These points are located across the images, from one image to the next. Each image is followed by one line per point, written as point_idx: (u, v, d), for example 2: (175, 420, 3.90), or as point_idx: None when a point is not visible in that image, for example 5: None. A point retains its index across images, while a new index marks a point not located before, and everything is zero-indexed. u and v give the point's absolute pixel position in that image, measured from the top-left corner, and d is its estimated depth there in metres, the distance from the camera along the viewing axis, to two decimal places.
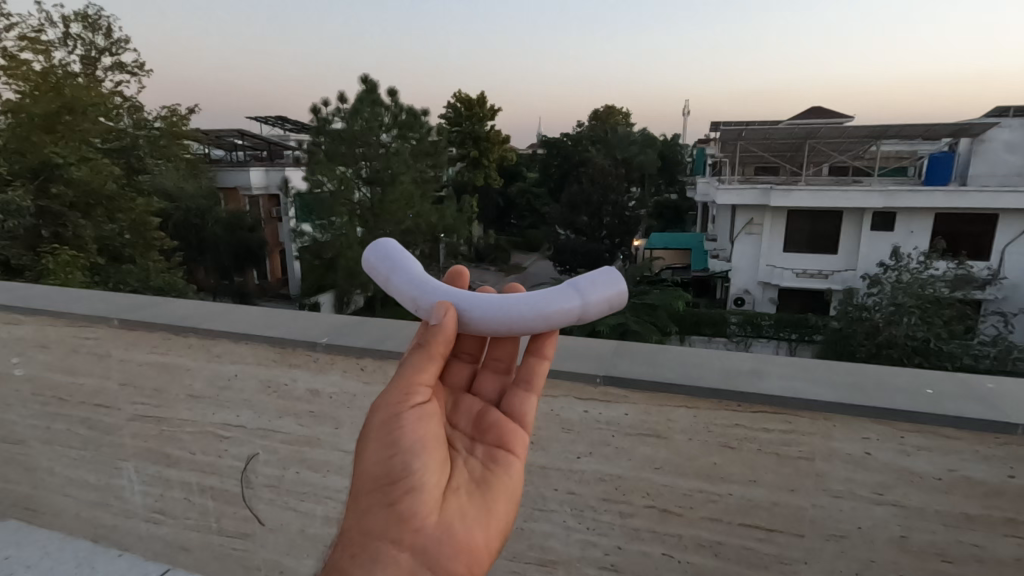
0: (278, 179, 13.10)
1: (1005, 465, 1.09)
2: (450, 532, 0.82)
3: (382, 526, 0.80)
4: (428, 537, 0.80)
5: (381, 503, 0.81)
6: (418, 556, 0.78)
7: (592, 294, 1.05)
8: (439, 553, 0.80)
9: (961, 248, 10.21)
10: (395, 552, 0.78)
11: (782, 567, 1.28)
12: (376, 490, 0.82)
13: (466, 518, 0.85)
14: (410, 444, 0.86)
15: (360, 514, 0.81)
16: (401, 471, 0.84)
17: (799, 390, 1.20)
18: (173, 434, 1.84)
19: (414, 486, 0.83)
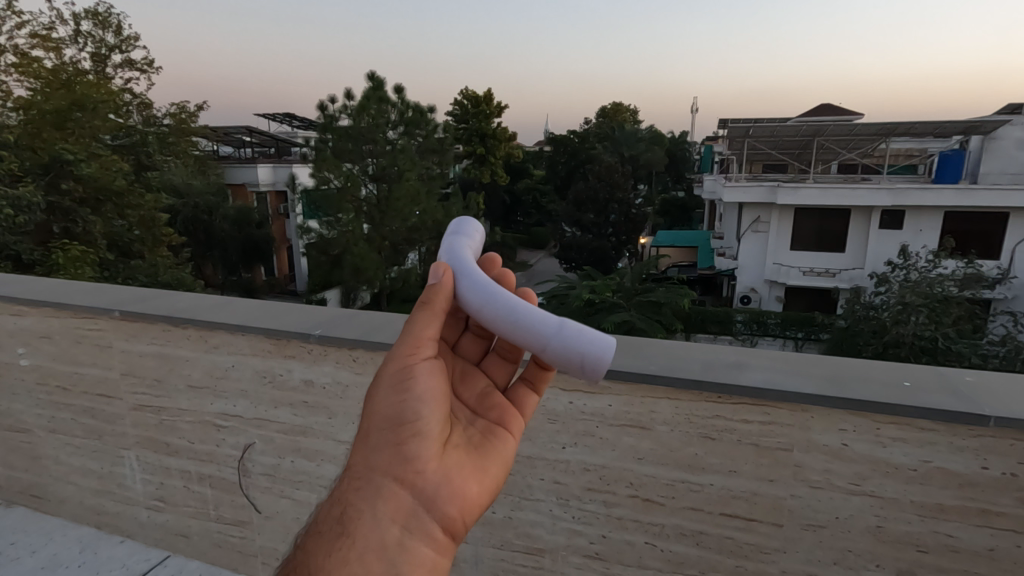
0: (285, 176, 13.19)
1: (979, 456, 1.10)
2: (447, 482, 0.83)
3: (385, 463, 0.81)
4: (428, 483, 0.82)
5: (388, 444, 0.82)
6: (416, 500, 0.80)
7: (565, 337, 0.87)
8: (436, 499, 0.81)
9: (971, 246, 10.12)
10: (395, 493, 0.79)
11: (761, 556, 1.31)
12: (383, 432, 0.83)
13: (463, 474, 0.85)
14: (422, 394, 0.85)
15: (365, 450, 0.82)
16: (408, 417, 0.84)
17: (778, 382, 1.22)
18: (173, 423, 1.89)
19: (420, 435, 0.84)
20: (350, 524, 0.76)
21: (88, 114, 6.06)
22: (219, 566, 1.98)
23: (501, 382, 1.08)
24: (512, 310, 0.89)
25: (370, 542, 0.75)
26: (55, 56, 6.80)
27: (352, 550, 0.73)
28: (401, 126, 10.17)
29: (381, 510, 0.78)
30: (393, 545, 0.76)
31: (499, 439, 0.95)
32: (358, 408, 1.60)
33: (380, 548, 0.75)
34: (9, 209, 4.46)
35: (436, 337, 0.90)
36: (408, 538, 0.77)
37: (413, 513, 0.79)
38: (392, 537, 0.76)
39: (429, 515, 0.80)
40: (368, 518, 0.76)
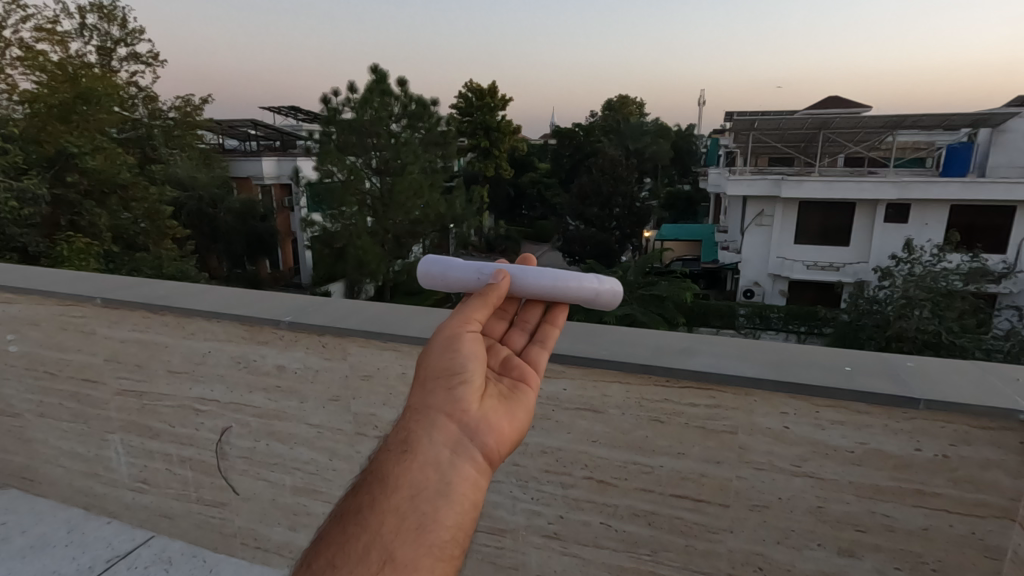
0: (290, 169, 13.22)
1: (911, 439, 1.14)
2: (490, 420, 0.77)
3: (436, 399, 0.76)
4: (474, 418, 0.76)
5: (438, 383, 0.78)
6: (466, 431, 0.74)
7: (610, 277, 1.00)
8: (480, 432, 0.75)
9: (977, 240, 10.05)
10: (445, 424, 0.74)
11: (709, 535, 1.35)
12: (432, 374, 0.79)
13: (505, 415, 0.79)
14: (469, 343, 0.82)
15: (419, 392, 0.77)
16: (456, 362, 0.80)
17: (723, 366, 1.26)
18: (153, 408, 1.94)
19: (465, 375, 0.79)
20: (405, 446, 0.70)
21: (93, 107, 6.19)
22: (201, 546, 2.04)
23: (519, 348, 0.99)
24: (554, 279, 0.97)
25: (424, 461, 0.68)
26: (62, 50, 6.87)
27: (408, 466, 0.67)
28: (404, 119, 10.17)
29: (434, 435, 0.72)
30: (445, 467, 0.69)
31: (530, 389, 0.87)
32: (329, 392, 1.65)
33: (433, 467, 0.68)
34: (14, 200, 4.50)
35: (486, 315, 0.86)
36: (459, 461, 0.70)
37: (462, 441, 0.73)
38: (447, 456, 0.70)
39: (477, 444, 0.74)
40: (421, 443, 0.71)
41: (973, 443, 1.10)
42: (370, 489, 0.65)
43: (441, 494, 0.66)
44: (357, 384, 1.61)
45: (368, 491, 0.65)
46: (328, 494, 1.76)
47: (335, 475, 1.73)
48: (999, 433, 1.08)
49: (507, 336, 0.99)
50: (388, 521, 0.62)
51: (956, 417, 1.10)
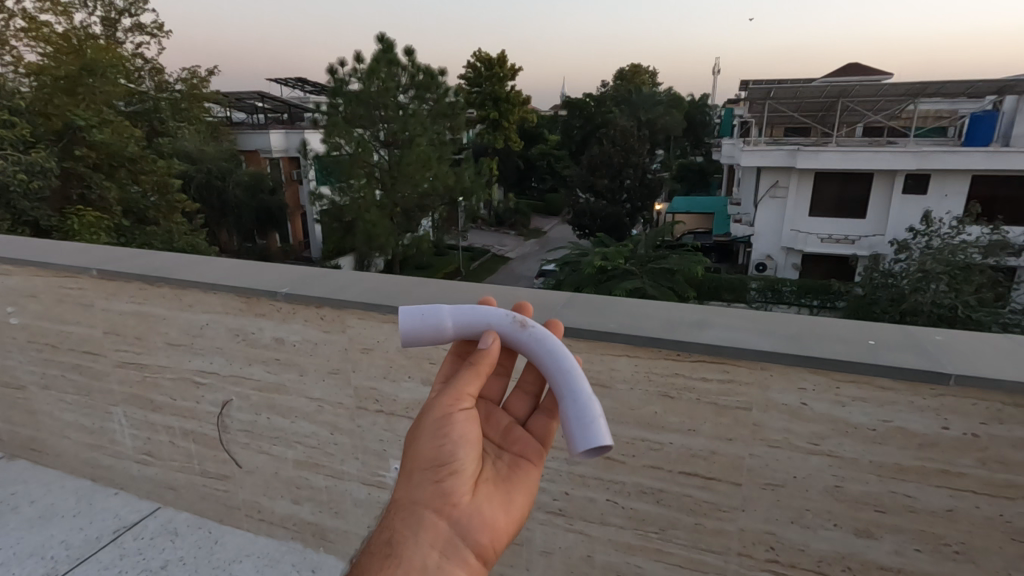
0: (298, 141, 13.09)
1: (940, 417, 1.07)
2: (482, 513, 0.73)
3: (424, 492, 0.72)
4: (467, 513, 0.72)
5: (425, 475, 0.73)
6: (457, 529, 0.71)
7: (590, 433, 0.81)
8: (471, 529, 0.71)
9: (998, 212, 9.79)
10: (433, 522, 0.70)
11: (720, 514, 1.30)
12: (421, 464, 0.74)
13: (502, 507, 0.76)
14: (462, 430, 0.76)
15: (406, 485, 0.73)
16: (446, 451, 0.75)
17: (739, 339, 1.19)
18: (154, 380, 1.92)
19: (456, 465, 0.75)
20: (391, 545, 0.67)
21: (99, 80, 6.08)
22: (206, 517, 2.03)
23: (520, 416, 0.96)
24: (545, 332, 0.90)
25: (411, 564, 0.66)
26: (65, 21, 6.74)
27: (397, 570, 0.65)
28: (412, 89, 9.99)
29: (421, 535, 0.68)
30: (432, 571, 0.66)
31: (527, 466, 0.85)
32: (328, 365, 1.61)
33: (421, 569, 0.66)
34: (23, 174, 4.46)
35: (478, 387, 0.81)
36: (449, 562, 0.68)
37: (452, 541, 0.70)
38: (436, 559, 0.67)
39: (467, 543, 0.70)
40: (409, 541, 0.67)
41: (1006, 422, 1.03)
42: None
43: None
44: (357, 357, 1.56)
45: None
46: (331, 468, 1.73)
47: (337, 449, 1.70)
48: None
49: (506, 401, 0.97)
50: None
51: (988, 393, 1.03)
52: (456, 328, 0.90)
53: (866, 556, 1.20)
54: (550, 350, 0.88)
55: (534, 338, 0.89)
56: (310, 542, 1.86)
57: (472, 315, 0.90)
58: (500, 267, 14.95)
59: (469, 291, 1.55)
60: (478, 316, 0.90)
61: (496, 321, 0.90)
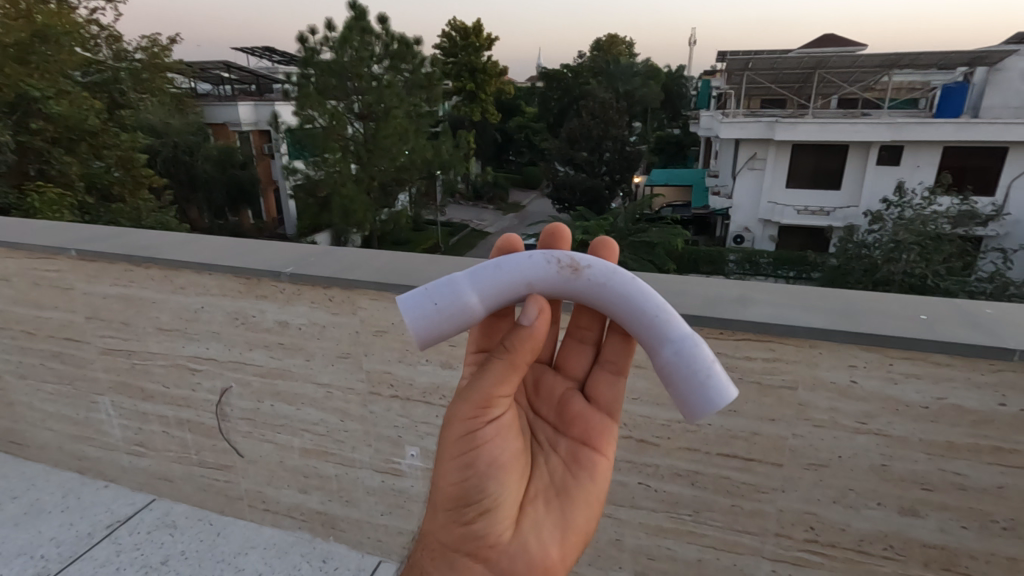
0: (268, 114, 12.59)
1: (997, 393, 1.03)
2: (526, 548, 0.76)
3: (458, 533, 0.75)
4: (507, 552, 0.76)
5: (455, 514, 0.75)
6: (498, 569, 0.75)
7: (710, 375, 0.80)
8: (511, 567, 0.75)
9: (967, 182, 9.97)
10: (471, 564, 0.74)
11: (758, 495, 1.27)
12: (451, 499, 0.75)
13: (551, 531, 0.79)
14: (492, 462, 0.77)
15: (440, 524, 0.76)
16: (478, 492, 0.75)
17: (786, 316, 1.13)
18: (145, 367, 1.80)
19: (489, 504, 0.76)
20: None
21: (52, 47, 5.72)
22: (206, 508, 1.94)
23: (579, 375, 0.96)
24: (604, 269, 0.83)
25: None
26: None
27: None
28: (387, 59, 9.62)
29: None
30: None
31: (592, 456, 0.87)
32: (338, 349, 1.51)
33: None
34: None
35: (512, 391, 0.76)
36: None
37: None
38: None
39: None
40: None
41: None
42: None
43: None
44: (370, 340, 1.47)
45: None
46: (341, 456, 1.65)
47: (347, 436, 1.61)
48: None
49: (563, 361, 0.96)
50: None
51: None
52: (481, 304, 0.81)
53: (909, 534, 1.18)
54: (619, 290, 0.83)
55: (594, 281, 0.83)
56: (319, 531, 1.79)
57: (502, 280, 0.81)
58: (480, 242, 14.82)
59: None
60: (515, 277, 0.82)
61: (539, 277, 0.82)
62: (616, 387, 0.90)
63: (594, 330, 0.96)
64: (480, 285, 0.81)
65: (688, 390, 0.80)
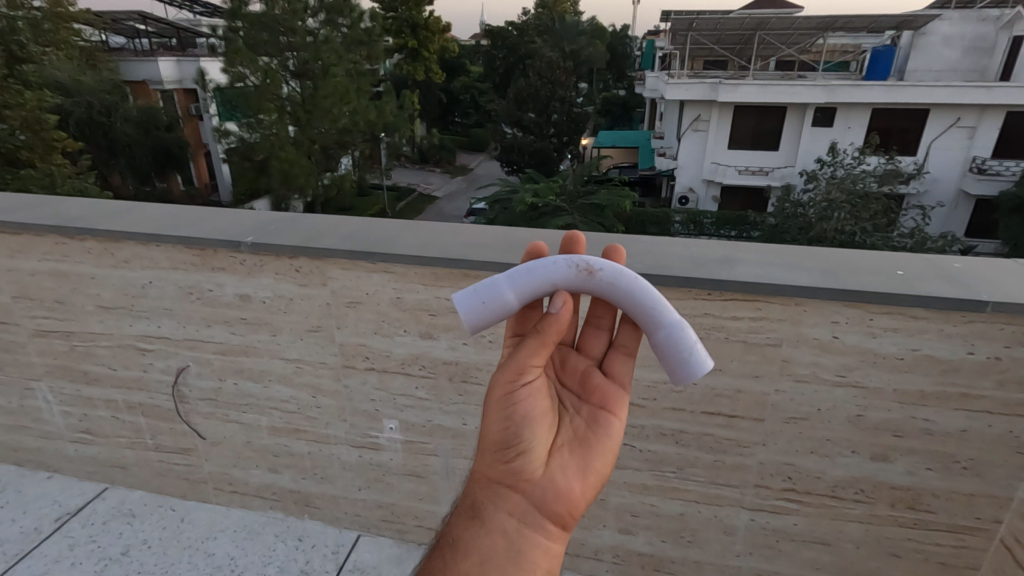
0: (193, 71, 11.63)
1: (967, 342, 1.08)
2: (556, 482, 0.72)
3: (498, 469, 0.72)
4: (540, 486, 0.72)
5: (495, 456, 0.73)
6: (533, 500, 0.71)
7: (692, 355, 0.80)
8: (546, 500, 0.71)
9: (892, 143, 10.48)
10: (508, 498, 0.71)
11: (740, 450, 1.30)
12: (492, 442, 0.73)
13: (576, 470, 0.74)
14: (528, 411, 0.74)
15: (481, 467, 0.73)
16: (513, 436, 0.73)
17: (772, 275, 1.14)
18: (87, 350, 1.65)
19: (523, 447, 0.73)
20: (475, 514, 0.70)
21: None
22: (166, 493, 1.83)
23: (598, 355, 0.90)
24: (616, 270, 0.82)
25: (492, 531, 0.68)
26: None
27: (479, 540, 0.68)
28: (322, 13, 8.98)
29: (498, 507, 0.70)
30: (511, 539, 0.68)
31: (607, 417, 0.81)
32: (308, 322, 1.43)
33: (501, 537, 0.68)
34: None
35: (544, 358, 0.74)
36: (526, 530, 0.69)
37: (527, 512, 0.70)
38: (514, 528, 0.69)
39: (544, 513, 0.70)
40: (488, 512, 0.70)
41: None
42: (448, 560, 0.66)
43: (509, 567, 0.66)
44: (342, 312, 1.39)
45: (440, 553, 0.68)
46: (313, 433, 1.58)
47: (320, 412, 1.55)
48: None
49: (581, 340, 0.91)
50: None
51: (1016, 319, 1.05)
52: (519, 298, 0.81)
53: (879, 477, 1.25)
54: (626, 288, 0.81)
55: (606, 282, 0.82)
56: (293, 509, 1.73)
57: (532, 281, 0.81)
58: (428, 207, 14.52)
59: (462, 233, 1.40)
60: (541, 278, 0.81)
61: (560, 277, 0.81)
62: (623, 366, 0.86)
63: (610, 313, 0.90)
64: (513, 283, 0.81)
65: (671, 367, 0.81)
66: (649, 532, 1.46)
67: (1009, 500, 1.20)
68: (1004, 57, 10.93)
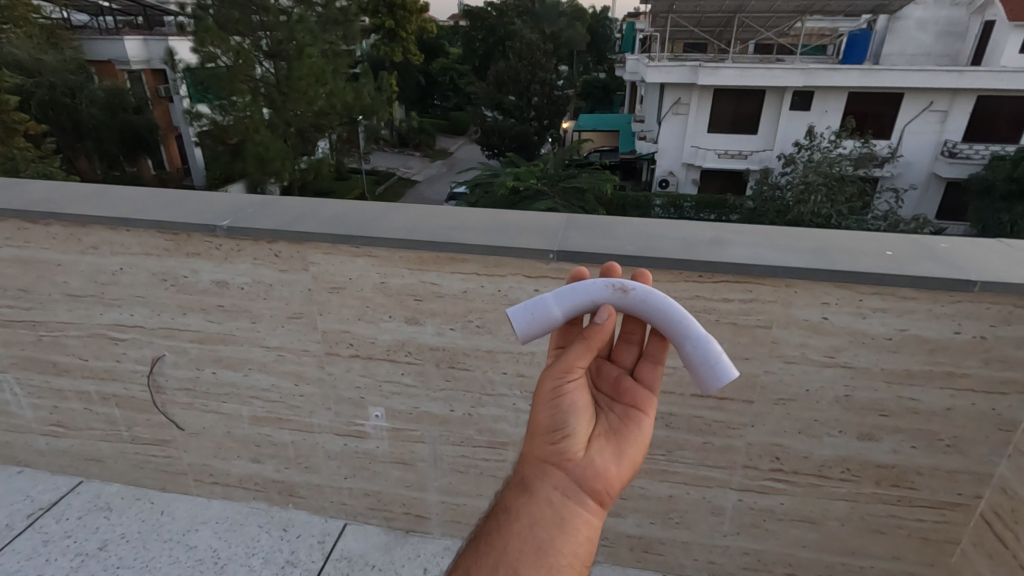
0: (161, 51, 11.20)
1: (954, 322, 1.09)
2: (597, 462, 0.69)
3: (546, 446, 0.69)
4: (580, 464, 0.68)
5: (543, 438, 0.71)
6: (578, 475, 0.67)
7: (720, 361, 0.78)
8: (587, 476, 0.68)
9: (867, 127, 10.63)
10: (552, 473, 0.67)
11: (728, 431, 1.31)
12: (541, 428, 0.71)
13: (613, 455, 0.71)
14: (575, 399, 0.72)
15: (529, 446, 0.70)
16: (559, 417, 0.71)
17: (764, 256, 1.13)
18: (56, 340, 1.58)
19: (570, 429, 0.71)
20: (521, 486, 0.67)
21: None
22: (143, 486, 1.78)
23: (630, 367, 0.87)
24: (648, 290, 0.81)
25: (538, 502, 0.65)
26: None
27: (525, 511, 0.64)
28: None
29: (544, 481, 0.67)
30: (557, 509, 0.65)
31: (639, 416, 0.77)
32: (288, 309, 1.38)
33: (547, 508, 0.64)
34: None
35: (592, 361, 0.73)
36: (569, 503, 0.65)
37: (572, 486, 0.67)
38: (560, 501, 0.65)
39: (587, 489, 0.67)
40: (534, 485, 0.66)
41: (1013, 322, 1.06)
42: (493, 530, 0.63)
43: (553, 539, 0.62)
44: (324, 298, 1.35)
45: (487, 524, 0.64)
46: (296, 422, 1.55)
47: (303, 401, 1.51)
48: None
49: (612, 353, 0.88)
50: (513, 560, 0.60)
51: (1002, 297, 1.05)
52: (567, 314, 0.81)
53: (865, 456, 1.26)
54: (657, 305, 0.80)
55: (641, 302, 0.80)
56: (277, 499, 1.69)
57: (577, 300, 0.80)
58: (408, 192, 14.34)
59: (448, 216, 1.36)
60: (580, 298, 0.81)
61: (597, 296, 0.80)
62: (654, 375, 0.82)
63: (641, 328, 0.86)
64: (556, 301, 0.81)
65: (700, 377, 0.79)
66: (638, 515, 1.47)
67: (990, 476, 1.22)
68: (976, 41, 11.07)
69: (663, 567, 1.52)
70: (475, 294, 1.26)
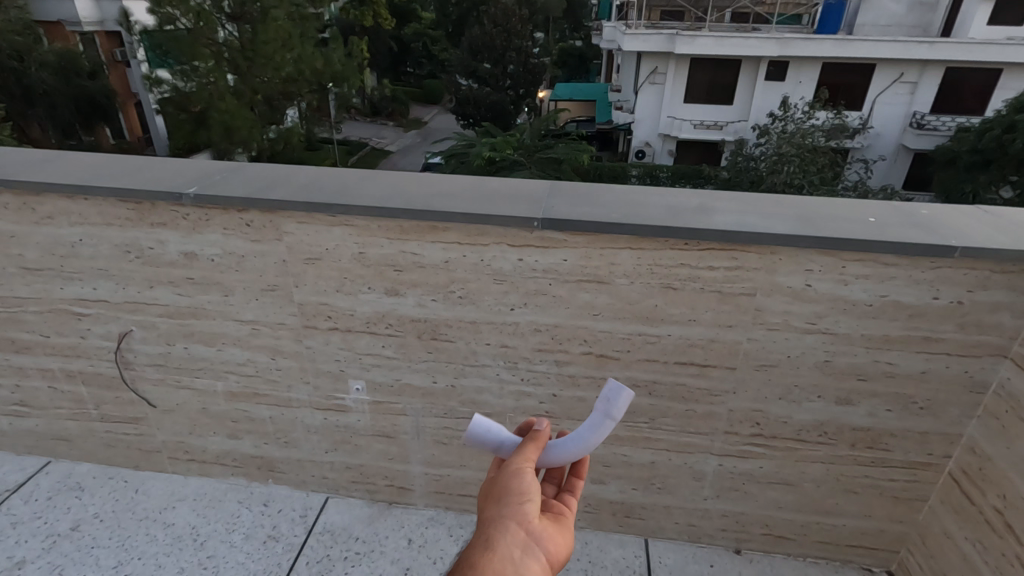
0: (115, 11, 10.54)
1: (933, 288, 1.10)
2: (549, 532, 0.67)
3: (508, 507, 0.67)
4: (538, 527, 0.66)
5: (501, 502, 0.68)
6: (538, 536, 0.66)
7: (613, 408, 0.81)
8: (543, 539, 0.66)
9: (840, 98, 10.73)
10: (513, 530, 0.65)
11: (710, 398, 1.32)
12: (499, 494, 0.68)
13: (561, 527, 0.69)
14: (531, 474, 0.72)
15: (487, 509, 0.67)
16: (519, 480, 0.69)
17: (749, 223, 1.12)
18: (14, 315, 1.50)
19: (528, 493, 0.69)
20: (482, 545, 0.63)
21: None
22: (116, 465, 1.73)
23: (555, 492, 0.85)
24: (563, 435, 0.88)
25: (501, 560, 0.61)
26: None
27: (488, 566, 0.60)
28: None
29: (504, 539, 0.64)
30: (517, 565, 0.62)
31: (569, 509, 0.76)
32: (262, 281, 1.33)
33: (509, 564, 0.61)
34: None
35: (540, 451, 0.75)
36: (528, 558, 0.63)
37: (529, 544, 0.65)
38: (521, 558, 0.63)
39: (542, 550, 0.65)
40: (495, 542, 0.63)
41: (990, 288, 1.08)
42: None
43: None
44: (300, 269, 1.30)
45: None
46: (274, 397, 1.51)
47: (280, 374, 1.47)
48: (1018, 277, 1.06)
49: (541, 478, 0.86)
50: None
51: (980, 263, 1.07)
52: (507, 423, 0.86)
53: (843, 420, 1.29)
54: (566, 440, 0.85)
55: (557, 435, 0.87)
56: (256, 475, 1.67)
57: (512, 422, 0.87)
58: (382, 162, 14.04)
59: (428, 183, 1.32)
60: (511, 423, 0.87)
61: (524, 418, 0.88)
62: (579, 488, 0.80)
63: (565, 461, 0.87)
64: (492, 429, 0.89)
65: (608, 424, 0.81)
66: (620, 481, 1.49)
67: (960, 437, 1.26)
68: (947, 12, 11.15)
69: (645, 530, 1.55)
70: (457, 264, 1.23)
